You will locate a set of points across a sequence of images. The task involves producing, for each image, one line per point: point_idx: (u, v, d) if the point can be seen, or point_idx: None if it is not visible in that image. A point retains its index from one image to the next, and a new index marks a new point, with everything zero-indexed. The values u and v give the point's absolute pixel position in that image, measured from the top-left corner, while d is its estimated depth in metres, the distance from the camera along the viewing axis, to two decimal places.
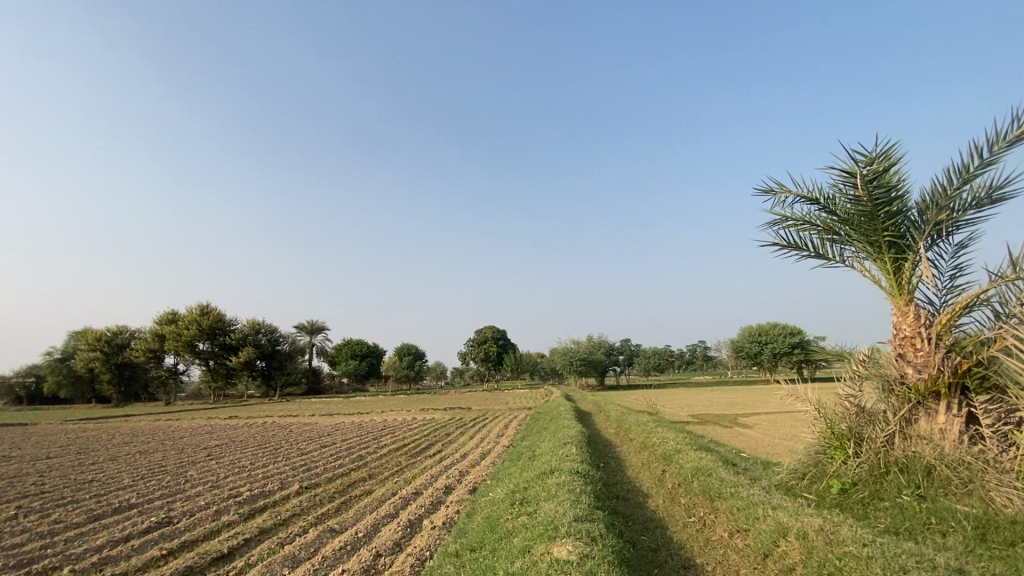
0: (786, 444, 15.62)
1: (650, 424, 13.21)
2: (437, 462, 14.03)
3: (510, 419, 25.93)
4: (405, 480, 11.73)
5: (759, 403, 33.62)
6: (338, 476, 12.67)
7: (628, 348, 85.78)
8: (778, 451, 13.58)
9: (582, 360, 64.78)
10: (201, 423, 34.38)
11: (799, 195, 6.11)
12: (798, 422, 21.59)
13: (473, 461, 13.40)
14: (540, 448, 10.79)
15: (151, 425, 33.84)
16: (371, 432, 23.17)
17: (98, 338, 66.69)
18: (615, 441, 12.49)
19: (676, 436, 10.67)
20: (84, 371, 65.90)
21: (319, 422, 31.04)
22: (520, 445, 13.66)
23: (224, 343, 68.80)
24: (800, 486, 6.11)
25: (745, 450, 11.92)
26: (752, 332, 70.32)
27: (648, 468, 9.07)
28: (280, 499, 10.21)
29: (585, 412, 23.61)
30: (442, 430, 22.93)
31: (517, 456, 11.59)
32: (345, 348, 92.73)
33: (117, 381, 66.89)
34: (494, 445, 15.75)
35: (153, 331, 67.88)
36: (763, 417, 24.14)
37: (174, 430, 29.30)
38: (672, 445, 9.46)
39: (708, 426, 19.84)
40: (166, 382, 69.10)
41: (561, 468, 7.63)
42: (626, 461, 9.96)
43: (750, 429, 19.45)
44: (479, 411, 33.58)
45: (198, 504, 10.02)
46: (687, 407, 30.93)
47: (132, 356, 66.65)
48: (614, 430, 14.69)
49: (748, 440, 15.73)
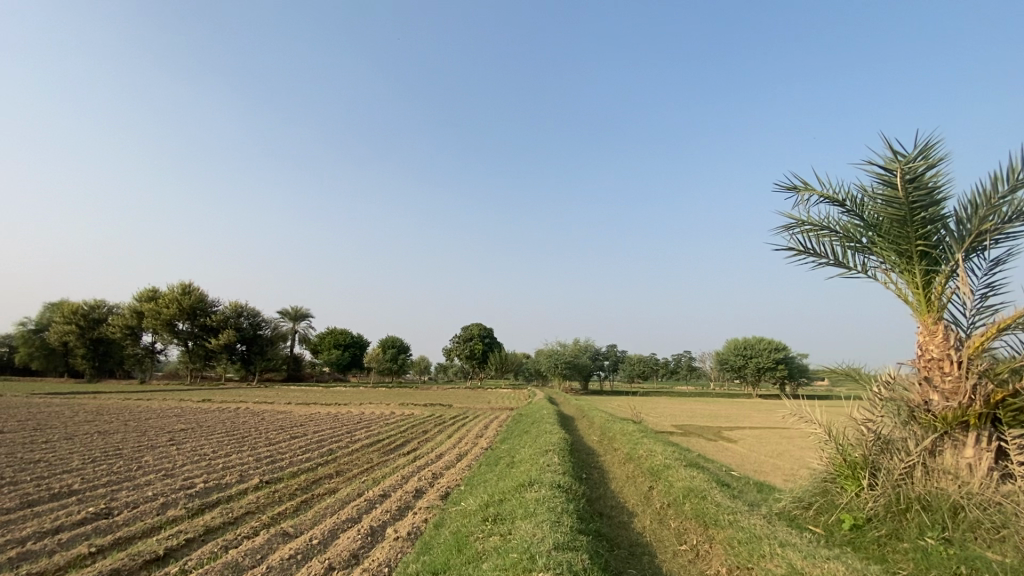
0: (774, 462, 15.12)
1: (636, 434, 12.63)
2: (411, 461, 13.27)
3: (491, 419, 25.29)
4: (375, 479, 10.98)
5: (742, 417, 33.35)
6: (304, 472, 11.83)
7: (614, 354, 85.53)
8: (767, 470, 13.04)
9: (567, 363, 64.34)
10: (172, 405, 33.26)
11: (824, 195, 5.53)
12: (785, 439, 21.12)
13: (449, 462, 12.67)
14: (519, 455, 10.08)
15: (119, 404, 32.67)
16: (347, 424, 22.38)
17: (74, 311, 64.96)
18: (598, 451, 11.89)
19: (665, 449, 10.06)
20: (58, 344, 64.04)
21: (294, 411, 30.13)
22: (499, 449, 12.97)
23: (204, 324, 67.28)
24: (805, 517, 5.51)
25: (734, 467, 11.34)
26: (737, 345, 70.21)
27: (635, 483, 8.45)
28: (235, 494, 9.39)
29: (568, 416, 23.06)
30: (420, 427, 22.21)
31: (495, 461, 10.88)
32: (329, 336, 91.45)
33: (91, 356, 65.14)
34: (472, 447, 15.07)
35: (132, 307, 66.22)
36: (747, 432, 23.67)
37: (142, 410, 28.18)
38: (661, 459, 8.84)
39: (694, 438, 19.29)
40: (142, 360, 67.48)
41: (541, 480, 6.91)
42: (609, 474, 9.31)
43: (735, 444, 19.01)
44: (459, 409, 32.85)
45: (145, 495, 9.19)
46: (671, 417, 30.45)
47: (108, 331, 64.92)
48: (597, 438, 14.10)
49: (734, 456, 15.25)
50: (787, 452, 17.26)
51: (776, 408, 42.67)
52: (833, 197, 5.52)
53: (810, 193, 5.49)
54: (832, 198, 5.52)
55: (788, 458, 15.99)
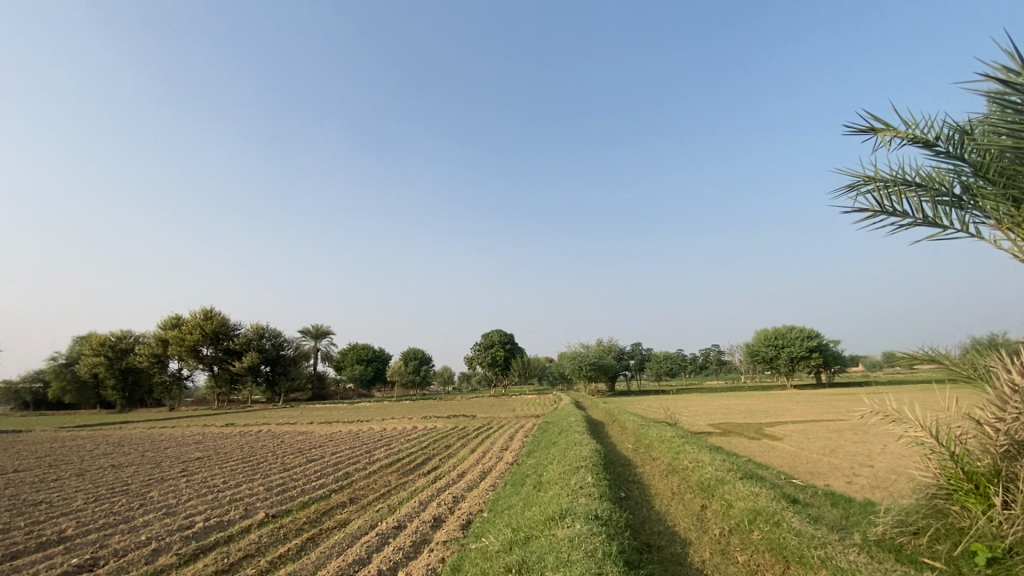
0: (829, 461, 13.77)
1: (675, 440, 11.52)
2: (431, 483, 12.20)
3: (516, 429, 24.27)
4: (390, 507, 9.97)
5: (781, 411, 31.69)
6: (316, 500, 10.89)
7: (639, 353, 83.70)
8: (824, 472, 11.76)
9: (592, 365, 62.88)
10: (196, 431, 33.05)
11: (910, 136, 4.39)
12: (834, 432, 19.63)
13: (471, 483, 11.56)
14: (547, 474, 8.88)
15: (143, 433, 32.46)
16: (368, 443, 21.57)
17: (102, 342, 65.97)
18: (635, 461, 10.81)
19: (714, 457, 8.90)
20: (89, 376, 65.00)
21: (316, 431, 29.57)
22: (525, 465, 11.80)
23: (228, 348, 67.68)
24: (916, 547, 4.40)
25: (791, 473, 10.09)
26: (767, 335, 67.92)
27: (684, 500, 7.32)
28: (235, 533, 8.48)
29: (597, 421, 21.97)
30: (442, 441, 21.28)
31: (521, 481, 9.72)
32: (352, 352, 91.68)
33: (121, 386, 65.95)
34: (496, 462, 14.05)
35: (157, 336, 67.00)
36: (791, 428, 22.17)
37: (164, 439, 27.88)
38: (713, 470, 7.67)
39: (735, 439, 17.93)
40: (170, 387, 68.11)
41: (574, 510, 5.73)
42: (651, 491, 8.17)
43: (780, 442, 17.67)
44: (484, 419, 31.86)
45: (138, 540, 8.38)
46: (706, 415, 29.04)
47: (136, 361, 65.65)
48: (632, 445, 13.02)
49: (783, 457, 13.98)
50: (840, 448, 15.87)
51: (816, 399, 40.69)
52: (923, 137, 4.40)
53: (891, 133, 4.39)
54: (918, 138, 4.41)
55: (842, 455, 14.63)
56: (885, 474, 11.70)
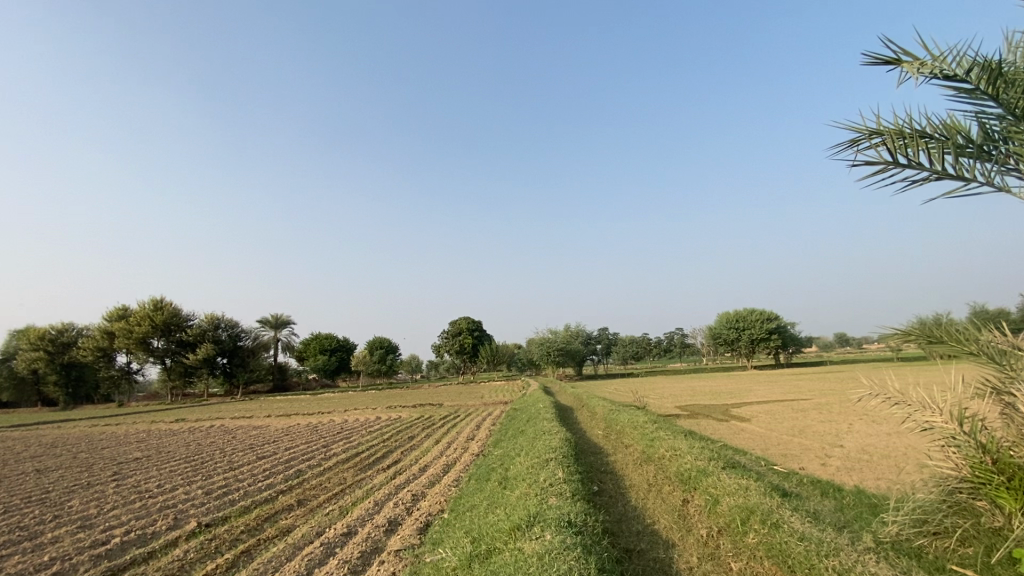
0: (798, 442, 13.57)
1: (648, 425, 10.98)
2: (390, 480, 11.30)
3: (483, 417, 23.54)
4: (341, 510, 9.03)
5: (745, 391, 32.07)
6: (259, 504, 9.83)
7: (606, 337, 84.31)
8: (795, 454, 11.46)
9: (559, 350, 62.76)
10: (142, 428, 30.97)
11: (936, 71, 3.76)
12: (798, 412, 19.73)
13: (433, 478, 10.70)
14: (513, 470, 8.08)
15: (82, 432, 30.18)
16: (326, 436, 20.41)
17: (40, 336, 61.53)
18: (607, 450, 10.23)
19: (690, 444, 8.33)
20: (27, 373, 60.53)
21: (272, 424, 28.07)
22: (491, 457, 10.98)
23: (180, 340, 64.29)
24: (947, 554, 4.01)
25: (768, 458, 9.72)
26: (729, 317, 69.33)
27: (663, 494, 6.67)
28: (157, 550, 7.42)
29: (565, 407, 21.47)
30: (406, 432, 20.35)
31: (486, 476, 8.90)
32: (314, 342, 88.98)
33: (64, 382, 61.82)
34: (461, 454, 13.25)
35: (101, 328, 62.90)
36: (756, 408, 22.25)
37: (105, 438, 25.93)
38: (692, 460, 7.05)
39: (703, 421, 17.70)
40: (119, 382, 64.33)
41: (544, 516, 4.96)
42: (626, 483, 7.52)
43: (747, 423, 17.59)
44: (450, 407, 31.03)
45: (39, 561, 7.19)
46: (672, 398, 29.06)
47: (79, 355, 61.51)
48: (603, 432, 12.45)
49: (753, 438, 13.74)
50: (806, 428, 15.81)
51: (777, 379, 41.61)
52: (949, 71, 3.74)
53: (915, 67, 3.72)
54: (945, 74, 3.76)
55: (810, 435, 14.51)
56: (857, 454, 11.50)
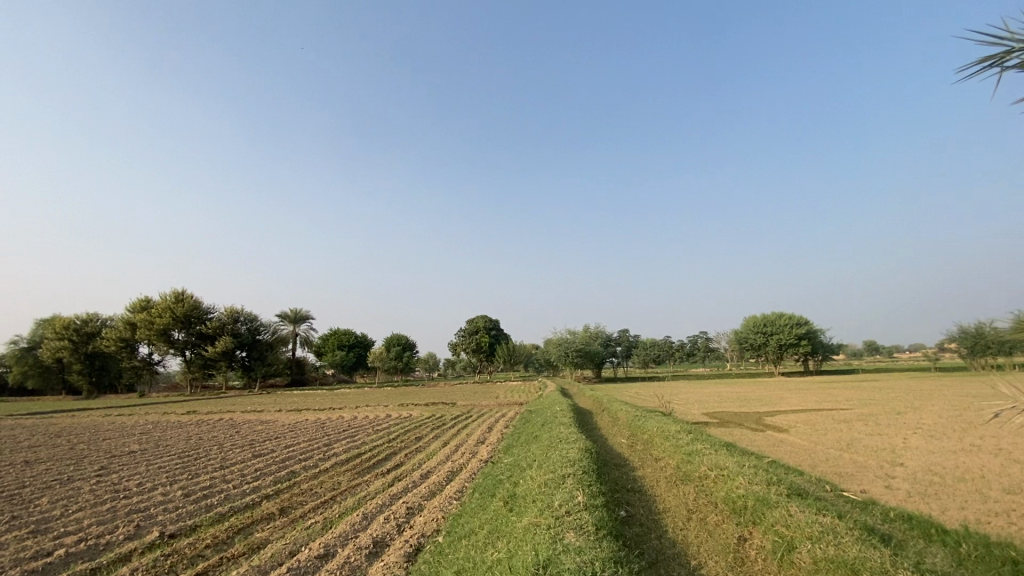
0: (850, 457, 12.01)
1: (682, 435, 9.60)
2: (387, 487, 10.09)
3: (497, 419, 22.31)
4: (324, 524, 7.83)
5: (776, 398, 30.16)
6: (237, 511, 8.72)
7: (626, 339, 82.45)
8: (850, 474, 9.96)
9: (578, 352, 61.18)
10: (153, 419, 30.52)
11: None
12: (841, 423, 17.99)
13: (433, 488, 9.44)
14: (522, 487, 6.75)
15: (94, 421, 29.80)
16: (331, 434, 19.33)
17: (66, 326, 62.35)
18: (632, 463, 8.89)
19: (738, 461, 6.96)
20: (53, 361, 61.40)
21: (280, 419, 27.23)
22: (500, 467, 9.68)
23: (201, 332, 64.64)
24: None
25: (825, 478, 8.31)
26: (756, 322, 66.71)
27: (708, 524, 5.30)
28: (105, 565, 6.42)
29: (584, 410, 20.13)
30: (413, 432, 19.17)
31: (491, 492, 7.59)
32: (332, 338, 88.91)
33: (88, 372, 62.62)
34: (468, 459, 12.01)
35: (124, 319, 63.51)
36: (792, 417, 20.51)
37: (112, 428, 25.47)
38: (746, 484, 5.66)
39: (737, 430, 16.12)
40: (140, 373, 64.85)
41: (560, 564, 3.68)
42: (659, 508, 6.17)
43: (786, 434, 16.03)
44: (463, 407, 29.87)
45: None
46: (699, 403, 27.42)
47: (102, 345, 62.10)
48: (627, 440, 11.10)
49: (797, 451, 12.29)
50: (854, 441, 14.17)
51: (809, 387, 39.40)
52: None
53: None
54: None
55: (861, 450, 12.88)
56: (924, 475, 9.98)
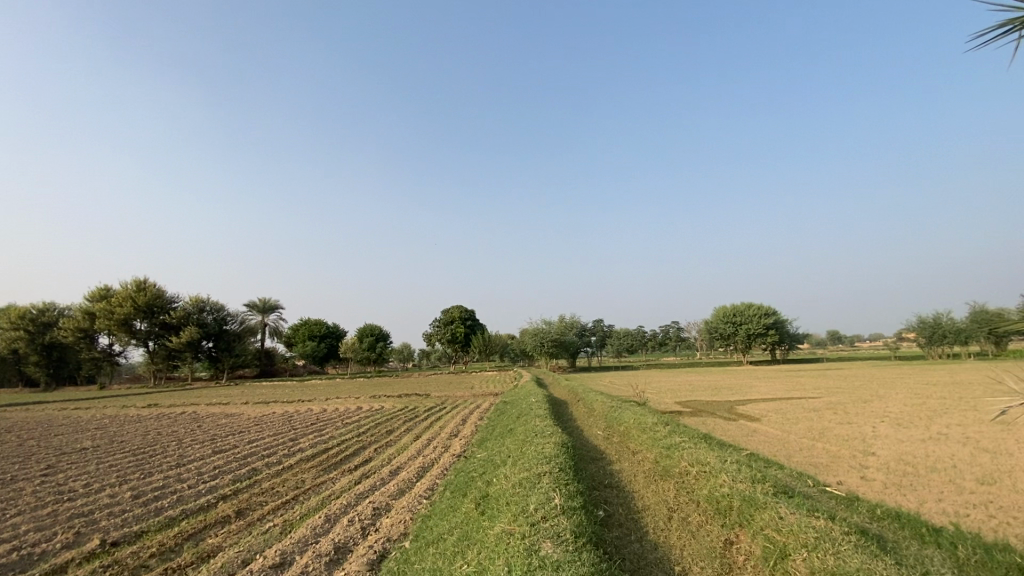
0: (823, 447, 12.01)
1: (660, 428, 9.36)
2: (354, 484, 9.59)
3: (470, 410, 21.89)
4: (283, 528, 7.30)
5: (746, 387, 30.56)
6: (188, 515, 8.12)
7: (600, 329, 83.02)
8: (825, 464, 9.90)
9: (553, 342, 61.18)
10: (110, 413, 29.09)
11: None
12: (811, 412, 18.19)
13: (403, 486, 8.98)
14: (496, 487, 6.35)
15: (44, 416, 28.23)
16: (297, 427, 18.60)
17: (18, 315, 59.14)
18: (610, 457, 8.58)
19: (720, 455, 6.72)
20: (4, 352, 58.21)
21: (245, 412, 26.24)
22: (473, 463, 9.26)
23: (164, 322, 62.19)
24: None
25: (804, 471, 8.17)
26: (726, 312, 67.86)
27: (693, 525, 5.00)
28: None
29: (559, 401, 19.90)
30: (384, 425, 18.59)
31: (463, 491, 7.17)
32: (303, 327, 87.01)
33: (45, 364, 59.73)
34: (441, 454, 11.56)
35: (82, 308, 60.61)
36: (764, 406, 20.68)
37: (64, 422, 24.15)
38: (730, 482, 5.39)
39: (711, 420, 16.08)
40: (99, 365, 62.07)
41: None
42: (639, 507, 5.87)
43: (759, 423, 16.07)
44: (437, 398, 29.42)
45: None
46: (672, 392, 27.54)
47: (58, 336, 59.13)
48: (604, 432, 10.82)
49: (771, 442, 12.23)
50: (825, 430, 14.25)
51: (777, 375, 40.17)
52: None
53: None
54: None
55: (833, 439, 12.93)
56: (897, 464, 9.99)
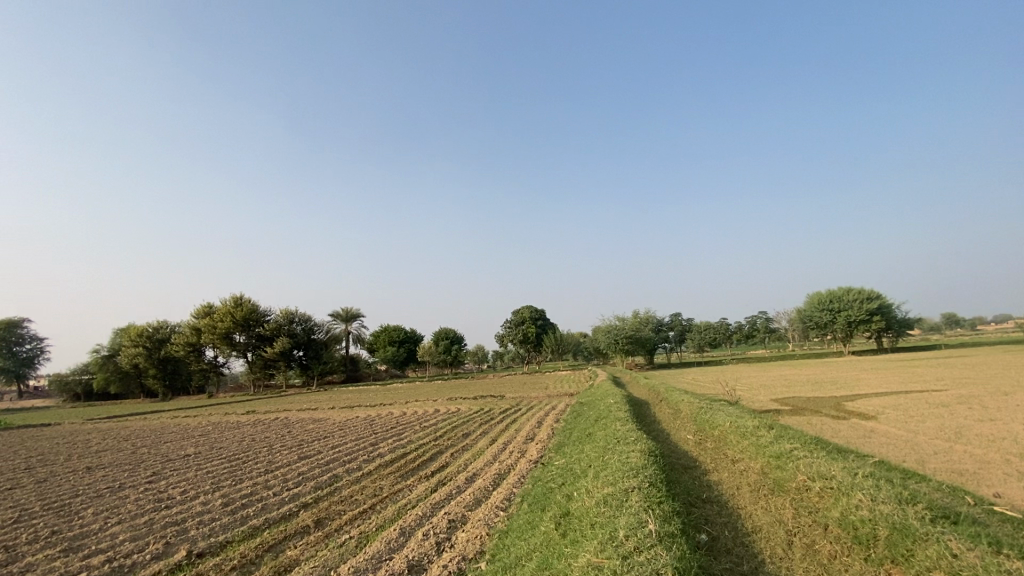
0: (964, 449, 10.20)
1: (762, 432, 8.22)
2: (430, 493, 9.28)
3: (546, 412, 21.31)
4: (358, 541, 7.07)
5: (852, 380, 27.49)
6: (271, 524, 8.19)
7: (679, 323, 79.34)
8: (971, 472, 8.35)
9: (628, 338, 59.15)
10: (215, 420, 31.53)
11: None
12: (938, 407, 15.83)
13: (479, 496, 8.51)
14: (577, 504, 5.67)
15: (161, 424, 31.05)
16: (376, 432, 18.87)
17: (140, 333, 66.28)
18: (705, 466, 7.61)
19: (848, 466, 5.62)
20: (130, 367, 65.52)
21: (331, 417, 27.31)
22: (551, 471, 8.59)
23: (259, 334, 67.17)
24: None
25: (951, 484, 6.81)
26: (821, 298, 62.31)
27: (824, 555, 4.08)
28: None
29: (640, 401, 18.83)
30: (459, 429, 18.38)
31: (542, 505, 6.54)
32: (383, 334, 90.77)
33: (162, 375, 66.28)
34: (516, 459, 11.02)
35: (190, 324, 66.80)
36: (878, 401, 18.36)
37: (176, 430, 26.39)
38: (869, 504, 4.41)
39: (816, 420, 14.39)
40: (208, 375, 68.09)
41: None
42: (749, 529, 4.96)
43: (875, 422, 14.18)
44: (512, 399, 29.16)
45: None
46: (765, 389, 25.40)
47: (172, 350, 65.55)
48: (696, 437, 9.77)
49: (895, 445, 10.61)
50: (962, 429, 12.19)
51: (889, 365, 35.99)
52: None
53: None
54: None
55: (974, 440, 11.01)
56: None
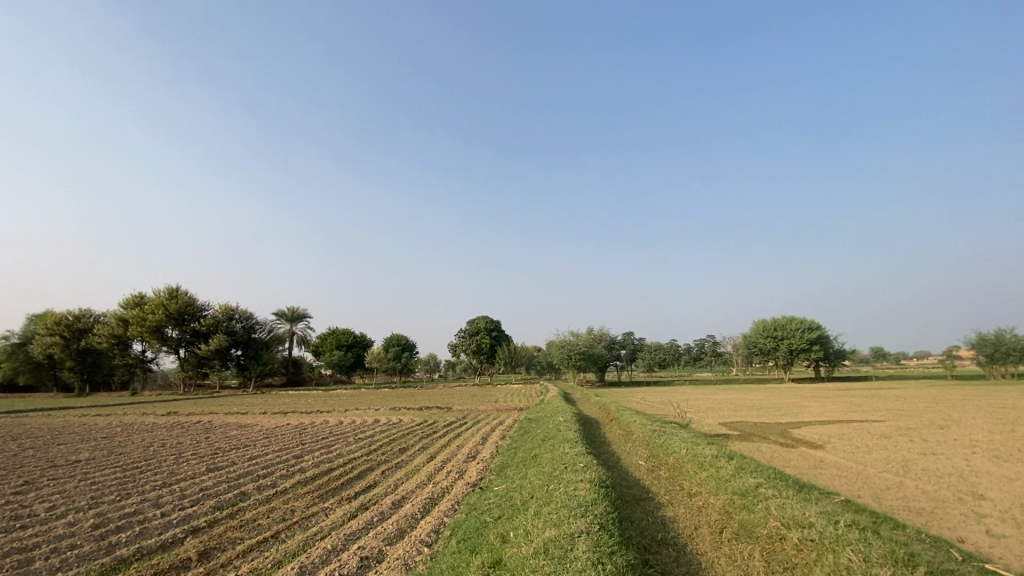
0: (917, 484, 9.89)
1: (722, 462, 7.50)
2: (347, 520, 8.02)
3: (492, 427, 20.26)
4: None
5: (796, 407, 27.90)
6: (143, 555, 6.72)
7: (631, 342, 80.03)
8: (929, 511, 7.89)
9: (581, 354, 59.12)
10: (128, 420, 28.54)
11: None
12: (881, 439, 15.88)
13: (402, 527, 7.32)
14: (513, 550, 4.67)
15: (65, 422, 27.77)
16: (303, 443, 17.17)
17: (58, 321, 60.46)
18: (660, 499, 6.77)
19: (826, 512, 4.93)
20: (43, 357, 59.64)
21: (260, 423, 25.14)
22: (488, 499, 7.54)
23: (195, 329, 62.81)
24: None
25: (920, 528, 6.28)
26: (765, 326, 64.39)
27: None
28: None
29: (591, 420, 18.09)
30: (396, 442, 17.00)
31: (472, 545, 5.49)
32: (331, 337, 87.10)
33: (80, 369, 60.67)
34: (451, 482, 9.91)
35: (117, 315, 61.60)
36: (822, 430, 18.40)
37: (77, 430, 23.50)
38: (861, 566, 3.71)
39: (766, 447, 14.02)
40: (133, 371, 62.90)
41: None
42: None
43: (823, 451, 13.95)
44: (459, 412, 27.91)
45: None
46: (714, 412, 25.34)
47: (94, 341, 60.20)
48: (649, 464, 8.96)
49: (849, 478, 10.20)
50: (908, 463, 12.01)
51: (828, 394, 37.11)
52: None
53: None
54: None
55: (923, 474, 10.82)
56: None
